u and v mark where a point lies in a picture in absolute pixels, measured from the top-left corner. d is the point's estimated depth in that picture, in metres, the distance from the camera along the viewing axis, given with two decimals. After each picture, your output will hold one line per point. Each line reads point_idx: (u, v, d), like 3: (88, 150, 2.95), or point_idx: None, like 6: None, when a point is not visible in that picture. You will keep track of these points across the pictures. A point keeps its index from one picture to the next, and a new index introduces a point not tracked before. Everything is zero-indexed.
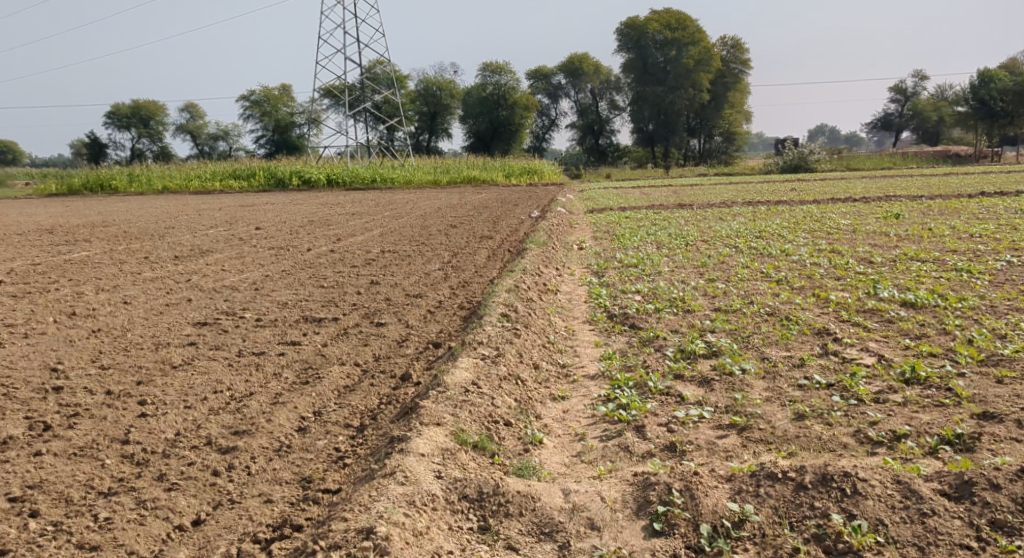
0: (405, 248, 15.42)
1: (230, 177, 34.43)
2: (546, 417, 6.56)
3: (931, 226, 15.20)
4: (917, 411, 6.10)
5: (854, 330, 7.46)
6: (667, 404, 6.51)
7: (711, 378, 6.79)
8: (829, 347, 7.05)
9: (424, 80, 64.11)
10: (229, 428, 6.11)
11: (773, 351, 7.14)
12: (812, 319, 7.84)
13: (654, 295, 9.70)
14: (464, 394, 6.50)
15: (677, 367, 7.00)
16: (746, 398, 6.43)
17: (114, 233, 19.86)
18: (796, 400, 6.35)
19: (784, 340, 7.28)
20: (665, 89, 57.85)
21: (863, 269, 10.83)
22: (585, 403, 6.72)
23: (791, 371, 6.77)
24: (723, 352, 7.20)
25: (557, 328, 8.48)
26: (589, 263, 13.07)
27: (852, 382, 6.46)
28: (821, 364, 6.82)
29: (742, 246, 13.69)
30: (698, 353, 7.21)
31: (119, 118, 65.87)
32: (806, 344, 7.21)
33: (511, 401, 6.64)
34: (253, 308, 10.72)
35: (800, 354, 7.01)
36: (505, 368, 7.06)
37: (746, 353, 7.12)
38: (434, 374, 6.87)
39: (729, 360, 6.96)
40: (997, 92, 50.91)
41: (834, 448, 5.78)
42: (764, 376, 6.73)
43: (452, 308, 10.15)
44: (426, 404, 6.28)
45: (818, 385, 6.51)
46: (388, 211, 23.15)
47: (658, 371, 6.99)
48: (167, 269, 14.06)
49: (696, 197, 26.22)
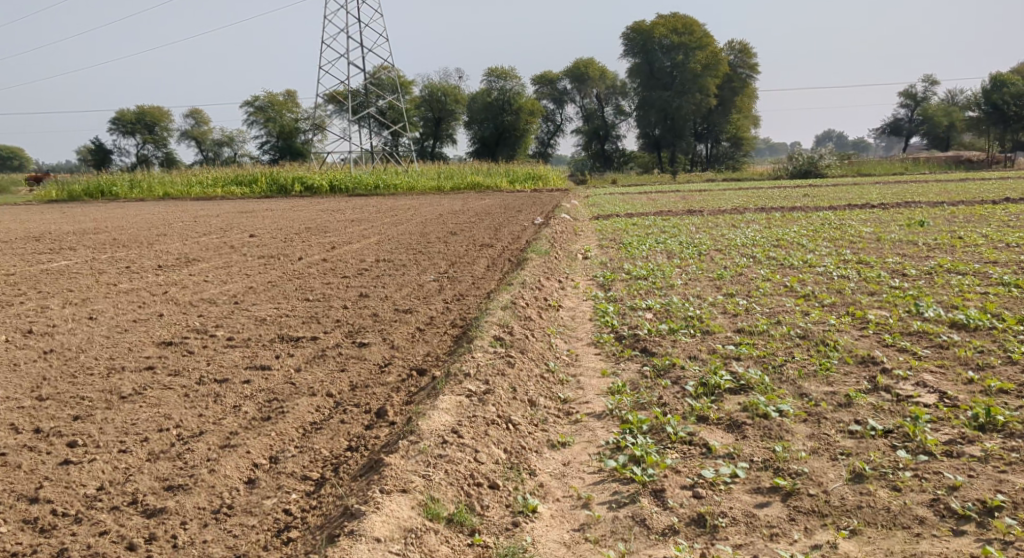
0: (401, 257, 14.45)
1: (232, 184, 33.48)
2: (544, 473, 5.58)
3: (959, 234, 14.18)
4: (1002, 473, 5.12)
5: (904, 358, 6.48)
6: (691, 457, 5.52)
7: (742, 421, 5.79)
8: (880, 381, 6.05)
9: (430, 85, 63.29)
10: (161, 482, 5.24)
11: (812, 386, 6.12)
12: (852, 344, 6.85)
13: (667, 313, 8.71)
14: (444, 446, 5.54)
15: (700, 407, 6.00)
16: (787, 451, 5.44)
17: (103, 241, 18.92)
18: (850, 453, 5.36)
19: (824, 373, 6.27)
20: (673, 93, 56.75)
21: (898, 283, 9.82)
22: (591, 452, 5.75)
23: (837, 411, 5.78)
24: (754, 388, 6.20)
25: (560, 353, 7.50)
26: (595, 274, 12.10)
27: (915, 429, 5.48)
28: (873, 404, 5.83)
29: (761, 256, 12.71)
30: (722, 389, 6.21)
31: (124, 125, 64.75)
32: (851, 378, 6.19)
33: (501, 454, 5.65)
34: (228, 325, 9.73)
35: (845, 391, 6.00)
36: (495, 409, 6.07)
37: (780, 389, 6.11)
38: (413, 413, 5.90)
39: (763, 399, 5.95)
40: (1009, 96, 49.64)
41: (907, 524, 4.84)
42: (805, 420, 5.73)
43: (443, 327, 9.17)
44: (396, 461, 5.33)
45: (873, 432, 5.52)
46: (387, 218, 22.18)
47: (678, 412, 5.99)
48: (146, 280, 13.10)
49: (704, 204, 25.23)
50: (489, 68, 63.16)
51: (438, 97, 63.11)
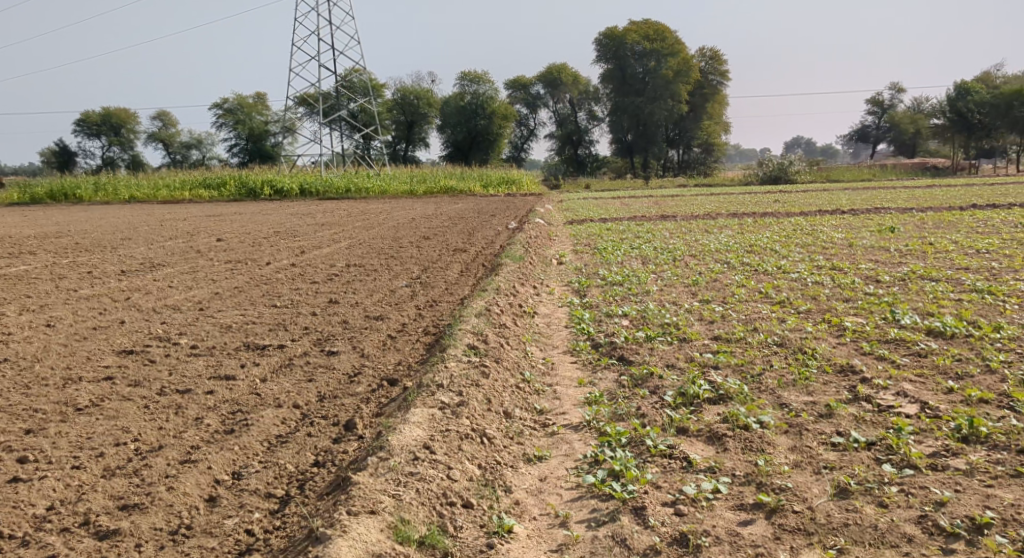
0: (372, 262, 14.24)
1: (200, 187, 32.99)
2: (522, 489, 5.44)
3: (930, 240, 14.22)
4: (989, 487, 5.04)
5: (884, 367, 6.39)
6: (672, 472, 5.40)
7: (723, 433, 5.68)
8: (861, 391, 5.97)
9: (401, 89, 62.95)
10: (115, 501, 5.12)
11: (792, 396, 6.02)
12: (831, 351, 6.75)
13: (643, 320, 8.58)
14: (415, 463, 5.38)
15: (679, 418, 5.88)
16: (769, 464, 5.33)
17: (66, 244, 18.51)
18: (834, 467, 5.26)
19: (804, 382, 6.17)
20: (644, 99, 56.88)
21: (873, 289, 9.78)
22: (568, 467, 5.61)
23: (818, 421, 5.69)
24: (733, 397, 6.08)
25: (535, 361, 7.34)
26: (570, 279, 11.98)
27: (899, 442, 5.39)
28: (854, 414, 5.74)
29: (735, 262, 12.65)
30: (702, 399, 6.10)
31: (89, 126, 63.81)
32: (832, 387, 6.09)
33: (476, 470, 5.50)
34: (192, 332, 9.47)
35: (826, 401, 5.90)
36: (469, 422, 5.91)
37: (760, 399, 6.00)
38: (384, 427, 5.74)
39: (743, 410, 5.84)
40: (973, 104, 50.27)
41: (894, 543, 4.75)
42: (787, 432, 5.62)
43: (415, 334, 8.99)
44: (365, 480, 5.18)
45: (857, 445, 5.43)
46: (358, 222, 21.94)
47: (657, 423, 5.86)
48: (108, 286, 12.80)
49: (677, 209, 25.21)
50: (461, 71, 63.01)
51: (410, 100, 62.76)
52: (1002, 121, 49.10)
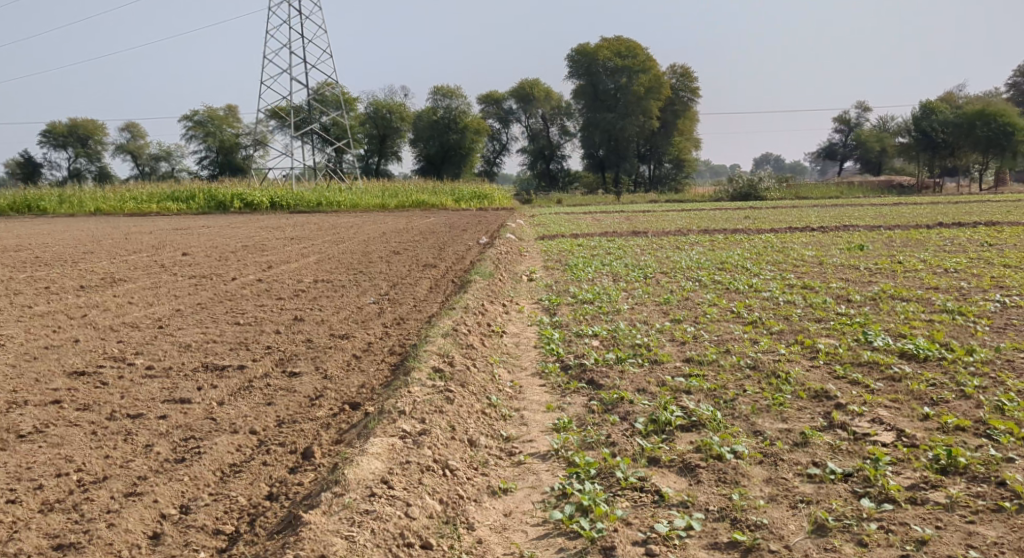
0: (340, 277, 13.98)
1: (167, 199, 32.46)
2: (489, 527, 5.24)
3: (898, 259, 14.19)
4: (970, 523, 4.89)
5: (858, 392, 6.25)
6: (642, 506, 5.23)
7: (695, 464, 5.52)
8: (836, 418, 5.83)
9: (374, 102, 62.60)
10: (49, 540, 5.06)
11: (766, 423, 5.88)
12: (804, 375, 6.61)
13: (614, 341, 8.40)
14: (372, 500, 5.19)
15: (650, 448, 5.71)
16: (744, 499, 5.17)
17: (25, 259, 18.06)
18: (810, 501, 5.10)
19: (778, 408, 6.02)
20: (616, 115, 57.00)
21: (845, 309, 9.66)
22: (535, 502, 5.42)
23: (793, 451, 5.55)
24: (706, 425, 5.93)
25: (503, 385, 7.13)
26: (540, 297, 11.80)
27: (875, 473, 5.25)
28: (829, 443, 5.60)
29: (706, 280, 12.53)
30: (673, 426, 5.93)
31: (55, 137, 62.86)
32: (806, 414, 5.95)
33: (438, 505, 5.32)
34: (149, 352, 9.16)
35: (801, 429, 5.76)
36: (432, 453, 5.71)
37: (733, 426, 5.86)
38: (342, 458, 5.56)
39: (716, 439, 5.69)
40: (938, 123, 50.86)
41: None
42: (761, 462, 5.47)
43: (380, 354, 8.75)
44: (319, 521, 5.00)
45: (833, 476, 5.28)
46: (328, 236, 21.67)
47: (628, 453, 5.69)
48: (65, 302, 12.43)
49: (648, 225, 25.11)
50: (435, 87, 62.90)
51: (383, 114, 62.42)
52: (965, 140, 49.70)
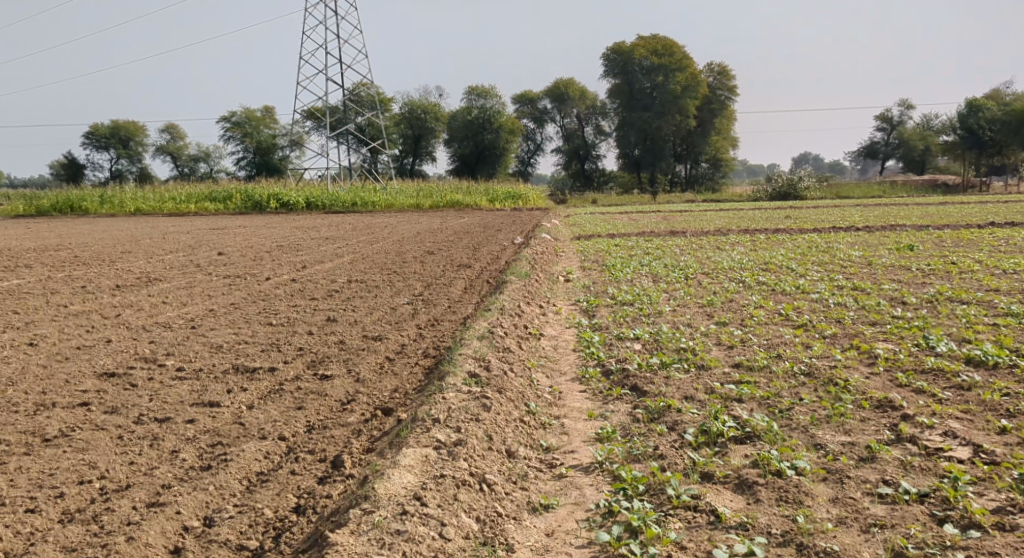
0: (374, 277, 13.74)
1: (206, 200, 32.57)
2: (535, 547, 4.95)
3: (951, 259, 13.65)
4: None
5: (927, 403, 5.87)
6: (698, 529, 4.93)
7: (753, 481, 5.20)
8: (904, 431, 5.51)
9: (410, 103, 62.59)
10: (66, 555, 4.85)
11: (828, 437, 5.53)
12: (864, 383, 6.22)
13: (657, 345, 8.03)
14: (404, 519, 4.91)
15: (704, 462, 5.40)
16: (810, 522, 4.87)
17: (63, 258, 18.04)
18: (885, 527, 4.81)
19: (838, 421, 5.66)
20: (653, 114, 56.43)
21: (900, 312, 9.19)
22: (581, 519, 5.12)
23: (859, 468, 5.24)
24: (762, 437, 5.60)
25: (541, 390, 6.80)
26: (578, 298, 11.46)
27: (956, 495, 4.95)
28: (900, 459, 5.29)
29: (750, 281, 12.11)
30: (727, 439, 5.61)
31: (98, 139, 63.58)
32: (871, 427, 5.60)
33: (476, 523, 5.03)
34: (179, 353, 8.96)
35: (867, 443, 5.44)
36: (470, 465, 5.42)
37: (792, 440, 5.52)
38: (372, 471, 5.29)
39: (775, 453, 5.37)
40: (985, 121, 49.71)
41: None
42: (825, 480, 5.16)
43: (414, 357, 8.47)
44: (353, 543, 4.75)
45: (907, 497, 4.98)
46: (363, 235, 21.48)
47: (679, 469, 5.37)
48: (99, 302, 12.29)
49: (686, 225, 24.62)
50: (469, 88, 62.81)
51: (418, 114, 62.35)
52: (1014, 138, 48.52)
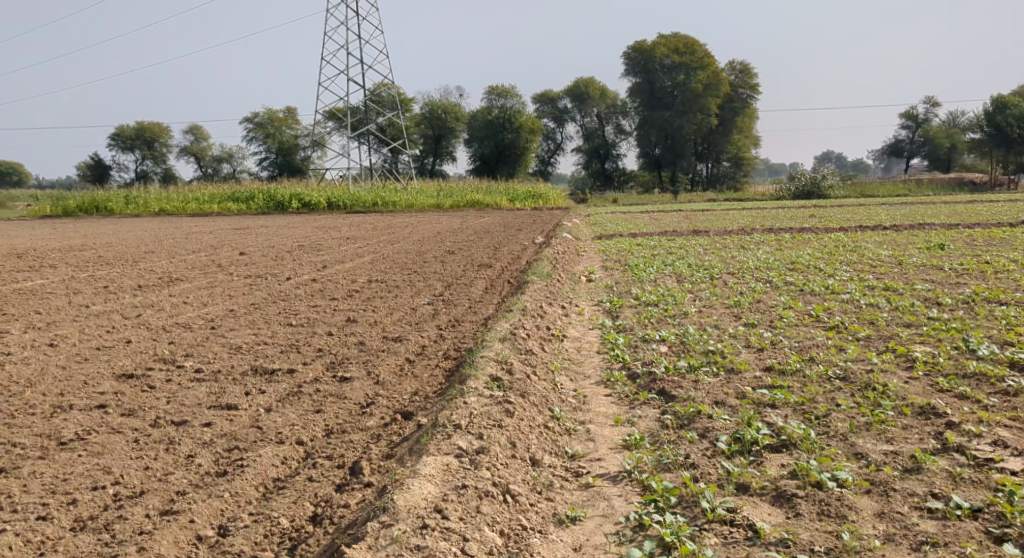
0: (394, 277, 13.58)
1: (229, 200, 32.59)
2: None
3: (984, 258, 13.31)
4: None
5: (974, 411, 5.63)
6: (734, 544, 4.72)
7: (792, 493, 4.99)
8: (950, 440, 5.29)
9: (430, 102, 62.48)
10: None
11: (868, 447, 5.32)
12: (906, 389, 5.99)
13: (684, 347, 7.80)
14: (425, 533, 4.73)
15: (739, 473, 5.19)
16: (855, 538, 4.65)
17: (87, 258, 18.04)
18: (935, 543, 4.59)
19: (879, 430, 5.45)
20: (673, 113, 56.06)
21: (935, 313, 8.92)
22: (612, 532, 4.92)
23: (905, 479, 5.03)
24: (798, 446, 5.39)
25: (565, 394, 6.60)
26: (601, 299, 11.24)
27: (1012, 510, 4.72)
28: (948, 470, 5.07)
29: (778, 281, 11.84)
30: (762, 448, 5.40)
31: (123, 140, 64.05)
32: (915, 437, 5.38)
33: (502, 536, 4.85)
34: (198, 354, 8.82)
35: (912, 453, 5.21)
36: (494, 475, 5.25)
37: (830, 450, 5.30)
38: (391, 481, 5.12)
39: (814, 463, 5.15)
40: (1013, 118, 48.92)
41: None
42: (867, 493, 4.93)
43: (435, 359, 8.29)
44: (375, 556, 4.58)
45: (959, 512, 4.75)
46: (383, 235, 21.30)
47: (712, 481, 5.16)
48: (121, 302, 12.21)
49: (709, 225, 24.32)
50: (490, 87, 62.80)
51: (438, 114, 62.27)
52: None
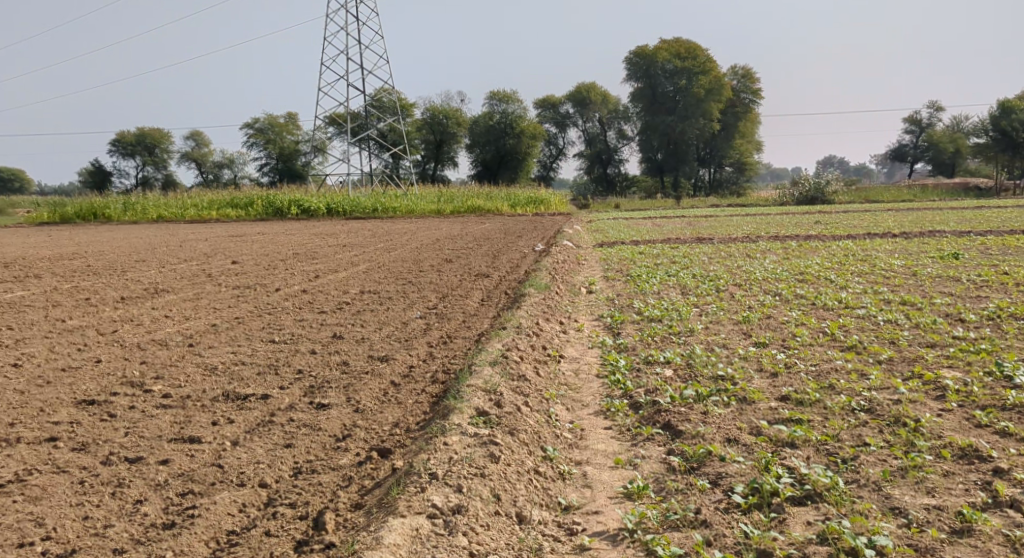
0: (388, 289, 12.93)
1: (227, 206, 31.91)
2: None
3: (1003, 269, 12.69)
4: None
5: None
6: None
7: None
8: (1002, 493, 4.80)
9: (431, 107, 61.83)
10: None
11: (909, 502, 4.82)
12: (945, 432, 5.43)
13: (690, 371, 7.17)
14: None
15: (760, 537, 4.69)
16: None
17: (74, 267, 17.37)
18: None
19: (920, 483, 4.95)
20: (676, 118, 55.48)
21: (960, 332, 8.30)
22: None
23: (953, 544, 4.53)
24: (826, 499, 4.91)
25: (560, 428, 6.05)
26: (601, 313, 10.62)
27: None
28: (1005, 534, 4.57)
29: (788, 293, 11.23)
30: (781, 503, 4.91)
31: (124, 146, 63.43)
32: (960, 492, 4.87)
33: None
34: (169, 376, 8.13)
35: (962, 511, 4.72)
36: (481, 541, 4.75)
37: (863, 509, 4.80)
38: (350, 552, 4.59)
39: (848, 526, 4.65)
40: (1018, 122, 48.23)
41: None
42: None
43: (422, 382, 7.64)
44: None
45: None
46: (380, 243, 20.71)
47: (728, 548, 4.66)
48: (99, 316, 11.54)
49: (712, 231, 23.67)
50: (492, 92, 62.34)
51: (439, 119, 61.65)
52: None
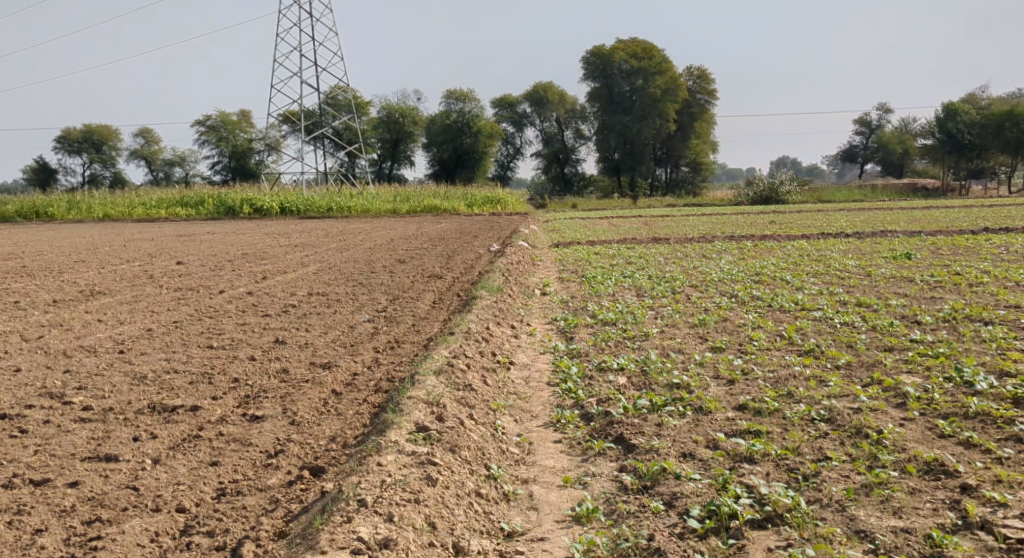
0: (338, 291, 12.47)
1: (176, 205, 31.09)
2: None
3: (956, 270, 12.58)
4: None
5: (992, 472, 4.95)
6: None
7: None
8: (973, 513, 4.63)
9: (387, 106, 61.22)
10: None
11: (875, 524, 4.63)
12: (909, 445, 5.22)
13: (644, 379, 6.87)
14: None
15: None
16: None
17: (9, 268, 16.63)
18: None
19: (885, 502, 4.76)
20: (632, 118, 55.40)
21: (919, 335, 8.10)
22: None
23: None
24: (786, 522, 4.71)
25: (507, 443, 5.76)
26: (555, 316, 10.28)
27: None
28: None
29: (744, 295, 10.98)
30: (738, 528, 4.71)
31: (70, 143, 61.86)
32: (929, 512, 4.69)
33: None
34: (94, 386, 7.63)
35: (932, 534, 4.54)
36: None
37: (825, 534, 4.61)
38: None
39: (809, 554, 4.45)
40: (963, 125, 48.81)
41: None
42: None
43: (365, 391, 7.25)
44: None
45: None
46: (333, 243, 20.16)
47: None
48: (27, 320, 10.95)
49: (669, 231, 23.48)
50: (449, 91, 61.87)
51: (395, 118, 61.01)
52: (994, 142, 47.56)
